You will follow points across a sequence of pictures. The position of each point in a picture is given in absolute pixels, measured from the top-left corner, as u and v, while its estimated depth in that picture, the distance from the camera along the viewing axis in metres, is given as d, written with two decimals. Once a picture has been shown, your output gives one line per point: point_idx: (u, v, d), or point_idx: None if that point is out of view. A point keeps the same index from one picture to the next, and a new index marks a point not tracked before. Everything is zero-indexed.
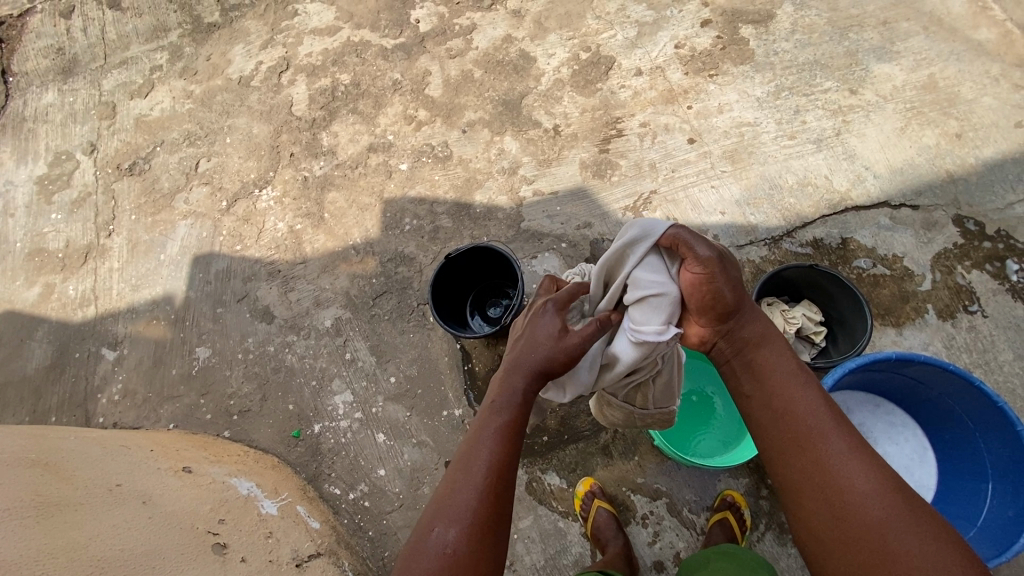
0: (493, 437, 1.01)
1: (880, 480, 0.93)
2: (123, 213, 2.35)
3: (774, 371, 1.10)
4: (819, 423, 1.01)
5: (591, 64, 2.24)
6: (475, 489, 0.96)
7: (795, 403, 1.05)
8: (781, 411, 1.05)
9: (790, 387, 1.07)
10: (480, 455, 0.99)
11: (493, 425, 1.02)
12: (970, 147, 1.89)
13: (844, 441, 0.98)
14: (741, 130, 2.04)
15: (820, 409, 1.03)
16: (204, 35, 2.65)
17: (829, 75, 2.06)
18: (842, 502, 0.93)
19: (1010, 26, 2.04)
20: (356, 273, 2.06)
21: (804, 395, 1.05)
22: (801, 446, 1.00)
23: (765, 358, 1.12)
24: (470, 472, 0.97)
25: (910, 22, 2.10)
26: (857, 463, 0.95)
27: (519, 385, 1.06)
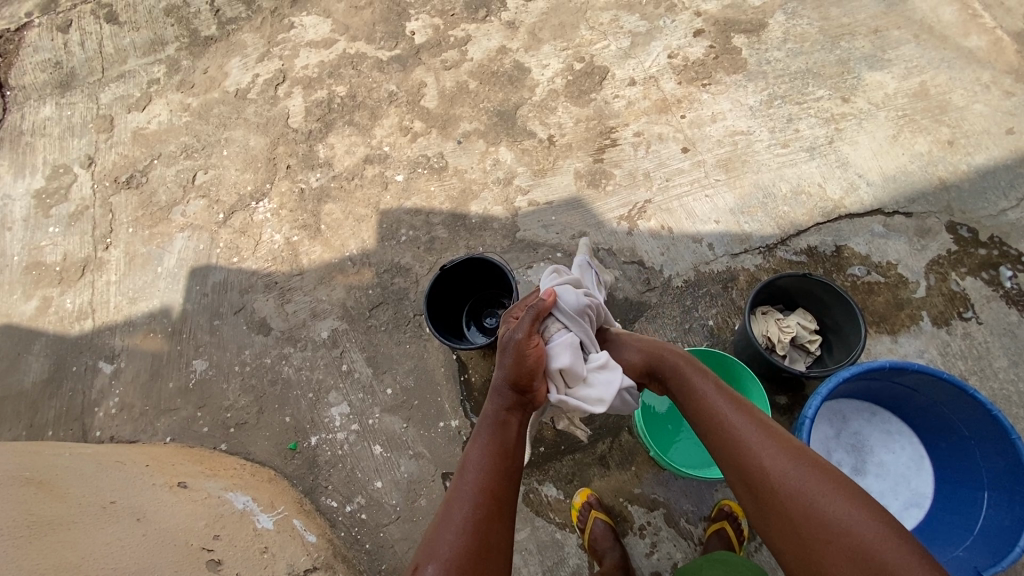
0: (476, 467, 1.08)
1: (807, 469, 0.97)
2: (121, 226, 2.36)
3: (698, 394, 1.15)
4: (744, 433, 1.04)
5: (585, 74, 2.26)
6: (461, 515, 1.00)
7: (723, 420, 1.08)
8: (714, 430, 1.09)
9: (714, 404, 1.11)
10: (462, 485, 1.05)
11: (480, 460, 1.08)
12: (962, 154, 1.90)
13: (769, 442, 1.02)
14: (734, 138, 2.05)
15: (743, 418, 1.07)
16: (201, 48, 2.67)
17: (822, 83, 2.08)
18: (786, 507, 0.95)
19: (1000, 34, 2.06)
20: (353, 284, 2.07)
21: (728, 409, 1.09)
22: (739, 458, 1.03)
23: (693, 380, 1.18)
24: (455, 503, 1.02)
25: (901, 30, 2.11)
26: (783, 460, 0.99)
27: (495, 413, 1.17)
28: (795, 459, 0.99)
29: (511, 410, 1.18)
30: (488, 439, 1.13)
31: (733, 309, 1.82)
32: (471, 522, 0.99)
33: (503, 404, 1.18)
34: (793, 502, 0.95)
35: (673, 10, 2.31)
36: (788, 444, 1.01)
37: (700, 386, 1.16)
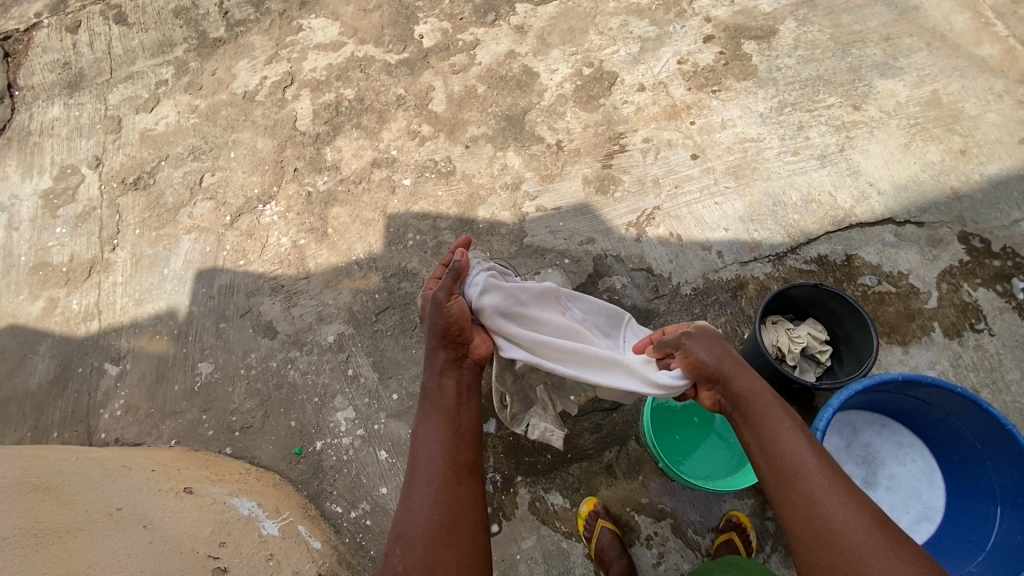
0: (427, 437, 1.15)
1: (870, 521, 0.96)
2: (127, 228, 2.36)
3: (765, 415, 1.13)
4: (809, 467, 1.03)
5: (594, 80, 2.25)
6: (422, 481, 1.09)
7: (788, 448, 1.07)
8: (773, 456, 1.08)
9: (783, 431, 1.09)
10: (419, 456, 1.13)
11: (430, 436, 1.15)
12: (974, 163, 1.88)
13: (836, 483, 1.01)
14: (744, 146, 2.04)
15: (810, 451, 1.05)
16: (210, 50, 2.67)
17: (833, 91, 2.06)
18: (837, 546, 0.95)
19: (1013, 43, 2.04)
20: (359, 288, 2.06)
21: (796, 439, 1.08)
22: (794, 489, 1.02)
23: (756, 403, 1.16)
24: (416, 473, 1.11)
25: (913, 38, 2.10)
26: (846, 504, 0.98)
27: (432, 381, 1.24)
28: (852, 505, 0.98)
29: (446, 370, 1.26)
30: (432, 407, 1.20)
31: (742, 318, 1.81)
32: (434, 487, 1.08)
33: (438, 370, 1.26)
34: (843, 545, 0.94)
35: (682, 15, 2.30)
36: (854, 491, 1.00)
37: (769, 411, 1.13)
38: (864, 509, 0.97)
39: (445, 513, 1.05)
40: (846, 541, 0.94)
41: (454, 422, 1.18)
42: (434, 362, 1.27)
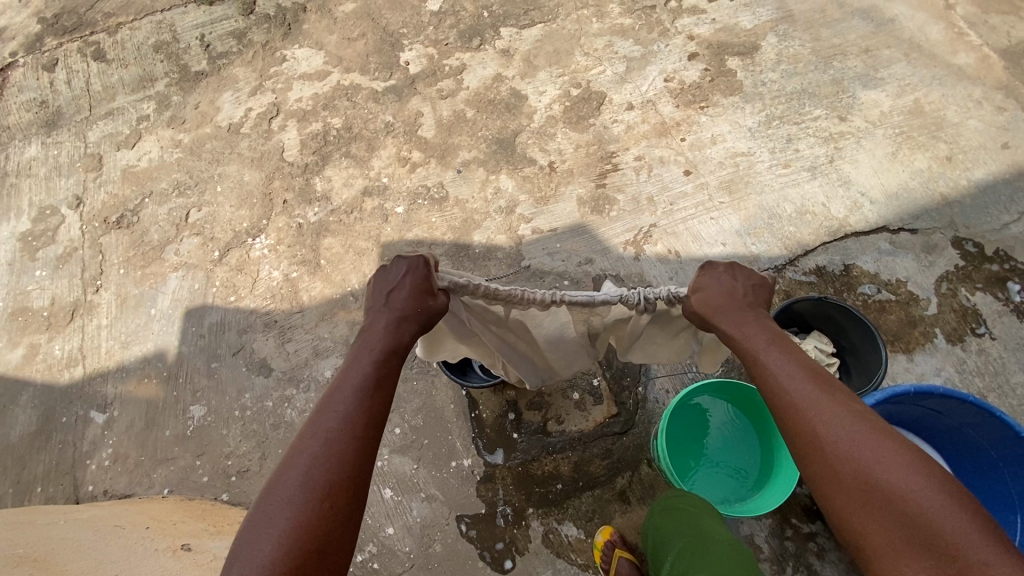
0: (337, 405, 0.98)
1: (868, 433, 0.89)
2: (111, 267, 2.29)
3: (760, 346, 1.06)
4: (800, 394, 0.97)
5: (583, 100, 2.26)
6: (316, 448, 0.91)
7: (778, 381, 1.01)
8: (768, 392, 1.02)
9: (772, 360, 1.03)
10: (320, 422, 0.95)
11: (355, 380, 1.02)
12: (961, 169, 1.91)
13: (828, 405, 0.94)
14: (736, 160, 2.05)
15: (801, 377, 0.99)
16: (192, 83, 2.64)
17: (818, 103, 2.09)
18: (839, 464, 0.88)
19: (988, 50, 2.09)
20: (355, 320, 2.01)
21: (783, 368, 1.01)
22: (793, 423, 0.96)
23: (749, 333, 1.09)
24: (311, 433, 0.93)
25: (892, 49, 2.14)
26: (841, 420, 0.91)
27: (372, 349, 1.08)
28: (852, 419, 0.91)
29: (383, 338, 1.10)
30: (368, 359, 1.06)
31: None
32: (329, 459, 0.90)
33: (386, 344, 1.09)
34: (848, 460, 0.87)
35: (665, 34, 2.33)
36: (853, 409, 0.93)
37: (761, 341, 1.07)
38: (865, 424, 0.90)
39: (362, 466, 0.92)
40: (852, 456, 0.88)
41: (374, 397, 1.01)
42: (381, 333, 1.10)
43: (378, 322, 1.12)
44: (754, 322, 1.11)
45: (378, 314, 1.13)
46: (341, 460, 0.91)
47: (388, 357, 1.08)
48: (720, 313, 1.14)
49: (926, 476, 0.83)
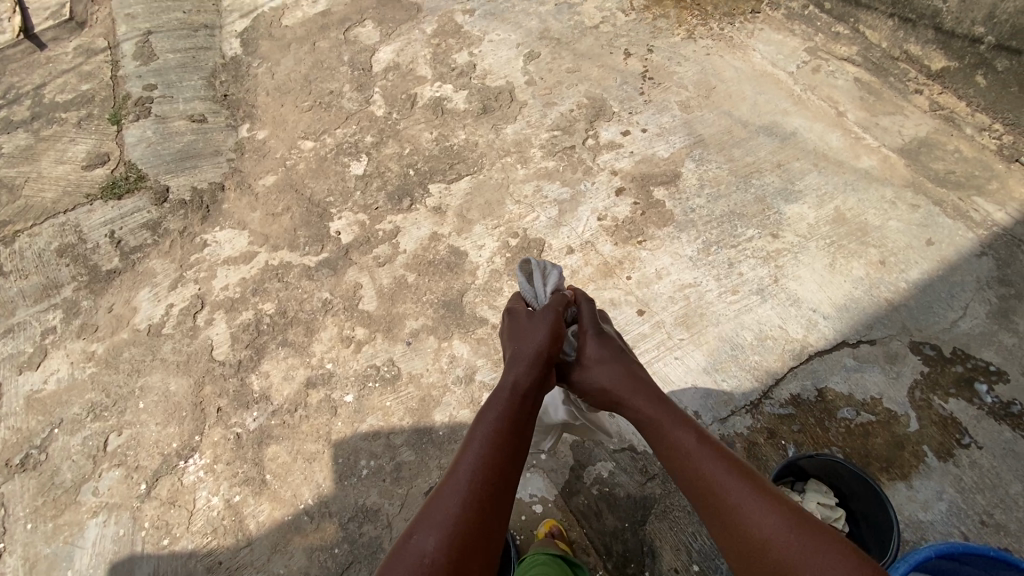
0: (477, 446, 1.05)
1: (785, 526, 0.95)
2: (15, 524, 1.94)
3: (663, 415, 1.18)
4: (719, 478, 1.04)
5: (523, 250, 2.23)
6: (457, 499, 0.97)
7: (692, 461, 1.09)
8: (686, 475, 1.09)
9: (683, 438, 1.12)
10: (462, 464, 1.02)
11: (488, 426, 1.09)
12: (896, 272, 1.97)
13: (746, 490, 1.01)
14: (685, 293, 2.04)
15: (716, 457, 1.07)
16: (103, 283, 2.43)
17: (748, 223, 2.15)
18: (760, 543, 0.96)
19: (887, 151, 2.23)
20: (314, 544, 1.77)
21: (694, 448, 1.10)
22: (718, 503, 1.02)
23: (649, 403, 1.21)
24: (455, 475, 1.01)
25: (801, 161, 2.26)
26: (762, 508, 0.98)
27: (498, 404, 1.14)
28: (767, 503, 0.99)
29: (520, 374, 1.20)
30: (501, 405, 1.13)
31: None
32: (461, 511, 0.95)
33: (519, 380, 1.19)
34: (767, 540, 0.95)
35: (590, 173, 2.38)
36: (767, 492, 1.01)
37: (663, 411, 1.19)
38: (777, 504, 0.99)
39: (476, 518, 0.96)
40: (767, 536, 0.96)
41: (507, 450, 1.07)
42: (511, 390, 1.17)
43: (524, 355, 1.24)
44: (642, 386, 1.25)
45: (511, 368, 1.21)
46: (470, 514, 0.96)
47: (516, 414, 1.13)
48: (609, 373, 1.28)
49: (838, 554, 0.90)
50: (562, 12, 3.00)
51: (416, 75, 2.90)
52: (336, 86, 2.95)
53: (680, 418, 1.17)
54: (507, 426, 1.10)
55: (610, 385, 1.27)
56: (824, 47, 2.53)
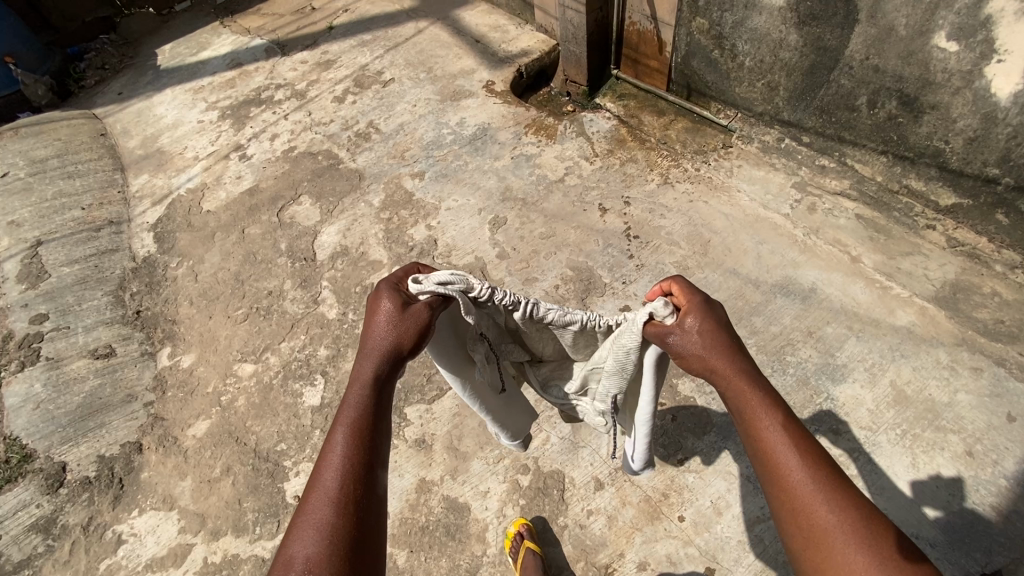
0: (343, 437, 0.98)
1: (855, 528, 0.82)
2: None
3: (733, 374, 0.98)
4: (796, 474, 0.88)
5: (540, 491, 1.76)
6: (334, 487, 0.92)
7: (766, 436, 0.92)
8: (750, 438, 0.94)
9: (759, 405, 0.94)
10: (333, 457, 0.95)
11: (353, 405, 1.01)
12: (990, 464, 1.65)
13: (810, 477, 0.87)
14: (756, 530, 1.61)
15: (793, 444, 0.90)
16: None
17: (800, 417, 1.80)
18: (815, 531, 0.84)
19: (921, 301, 1.99)
20: None
21: (777, 427, 0.92)
22: (775, 485, 0.90)
23: (722, 365, 0.99)
24: (328, 468, 0.94)
25: (833, 325, 1.98)
26: (825, 501, 0.85)
27: (367, 375, 1.04)
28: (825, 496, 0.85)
29: (379, 353, 1.06)
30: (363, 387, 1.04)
31: None
32: (335, 503, 0.90)
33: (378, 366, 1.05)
34: (819, 525, 0.84)
35: None
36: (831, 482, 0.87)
37: (736, 373, 0.98)
38: (844, 501, 0.85)
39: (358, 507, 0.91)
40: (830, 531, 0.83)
41: (375, 426, 1.00)
42: (382, 357, 1.06)
43: (382, 343, 1.07)
44: (722, 346, 1.01)
45: (375, 331, 1.08)
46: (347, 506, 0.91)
47: (385, 383, 1.05)
48: (685, 335, 1.04)
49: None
50: (520, 166, 2.75)
51: (369, 259, 2.52)
52: (275, 283, 2.51)
53: (754, 379, 0.97)
54: (372, 400, 1.02)
55: (695, 341, 1.02)
56: (811, 184, 2.34)
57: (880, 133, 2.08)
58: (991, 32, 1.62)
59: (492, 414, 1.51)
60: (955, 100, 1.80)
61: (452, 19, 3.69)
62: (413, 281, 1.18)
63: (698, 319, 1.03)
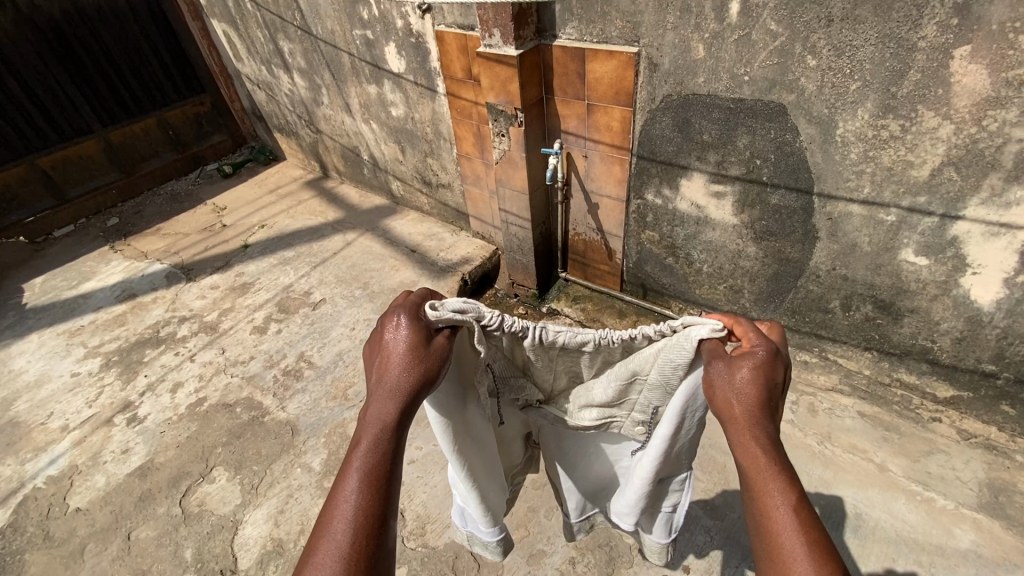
0: (351, 499, 0.78)
1: None
2: None
3: (751, 435, 0.84)
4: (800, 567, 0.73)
5: None
6: (335, 563, 0.73)
7: (773, 512, 0.79)
8: (752, 498, 0.82)
9: (766, 473, 0.82)
10: (340, 520, 0.76)
11: (369, 451, 0.82)
12: None
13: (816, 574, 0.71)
14: None
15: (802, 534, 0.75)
16: None
17: None
18: None
19: (971, 512, 1.79)
20: None
21: (784, 504, 0.79)
22: (766, 547, 0.77)
23: (743, 418, 0.86)
24: (333, 524, 0.76)
25: (899, 562, 1.70)
26: None
27: (386, 415, 0.85)
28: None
29: (397, 387, 0.87)
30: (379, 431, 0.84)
31: None
32: None
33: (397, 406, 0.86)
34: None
35: None
36: None
37: (756, 437, 0.84)
38: None
39: None
40: None
41: (395, 479, 0.81)
42: (404, 398, 0.86)
43: (401, 379, 0.87)
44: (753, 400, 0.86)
45: (392, 364, 0.88)
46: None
47: (406, 428, 0.85)
48: (712, 380, 0.91)
49: None
50: None
51: None
52: None
53: (776, 451, 0.83)
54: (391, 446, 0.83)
55: (721, 380, 0.89)
56: (800, 383, 2.23)
57: (862, 332, 2.05)
58: (960, 249, 1.66)
59: (480, 479, 1.19)
60: (936, 304, 1.80)
61: (382, 228, 3.58)
62: (429, 306, 0.98)
63: (743, 361, 0.88)
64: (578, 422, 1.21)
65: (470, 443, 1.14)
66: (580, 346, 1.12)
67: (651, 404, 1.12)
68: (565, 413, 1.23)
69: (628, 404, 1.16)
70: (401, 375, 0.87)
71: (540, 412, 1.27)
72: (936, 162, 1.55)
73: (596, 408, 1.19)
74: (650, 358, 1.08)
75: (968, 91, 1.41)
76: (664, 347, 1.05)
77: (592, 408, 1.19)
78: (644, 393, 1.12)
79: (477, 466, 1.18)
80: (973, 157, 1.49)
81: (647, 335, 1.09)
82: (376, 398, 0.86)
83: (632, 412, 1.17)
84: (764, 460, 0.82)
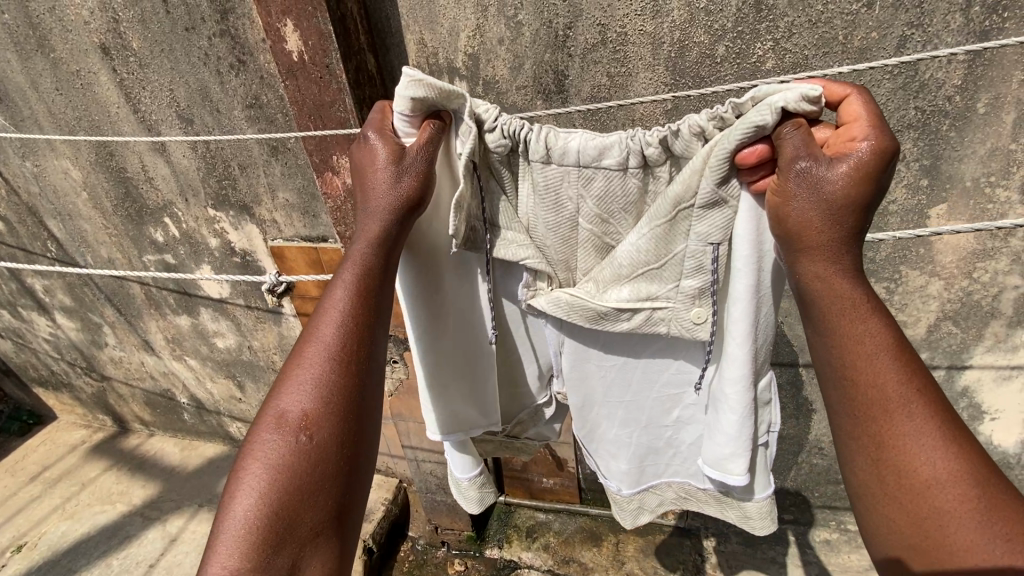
0: (338, 306, 0.83)
1: (953, 460, 0.70)
2: None
3: (832, 254, 0.73)
4: (889, 386, 0.72)
5: None
6: (324, 363, 0.81)
7: (862, 334, 0.73)
8: (827, 319, 0.75)
9: (858, 305, 0.73)
10: (330, 322, 0.83)
11: (358, 258, 0.84)
12: None
13: (902, 389, 0.72)
14: None
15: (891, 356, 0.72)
16: None
17: None
18: (890, 456, 0.71)
19: None
20: None
21: (875, 325, 0.73)
22: (855, 385, 0.74)
23: (829, 242, 0.72)
24: (326, 326, 0.83)
25: None
26: (928, 433, 0.70)
27: (378, 230, 0.84)
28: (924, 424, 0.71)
29: (383, 204, 0.83)
30: (368, 240, 0.84)
31: None
32: (326, 387, 0.80)
33: (390, 222, 0.83)
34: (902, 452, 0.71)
35: None
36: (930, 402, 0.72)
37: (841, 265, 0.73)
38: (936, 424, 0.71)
39: (347, 389, 0.80)
40: (932, 479, 0.69)
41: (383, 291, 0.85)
42: (392, 212, 0.83)
43: (385, 196, 0.82)
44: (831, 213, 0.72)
45: (376, 179, 0.83)
46: (343, 365, 0.81)
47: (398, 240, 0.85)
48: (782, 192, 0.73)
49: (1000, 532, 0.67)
50: None
51: None
52: None
53: (857, 274, 0.74)
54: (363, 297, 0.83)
55: (803, 187, 0.71)
56: (837, 574, 1.81)
57: None
58: (973, 398, 1.47)
59: (447, 376, 1.08)
60: None
61: None
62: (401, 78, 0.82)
63: (839, 163, 0.70)
64: (605, 305, 0.91)
65: (441, 320, 1.02)
66: (599, 163, 0.84)
67: (709, 241, 0.83)
68: (591, 307, 0.92)
69: (672, 254, 0.87)
70: (387, 190, 0.82)
71: (553, 300, 0.93)
72: (931, 318, 1.36)
73: (633, 277, 0.89)
74: (695, 169, 0.80)
75: (951, 247, 1.26)
76: (711, 148, 0.77)
77: (624, 284, 0.90)
78: (693, 229, 0.84)
79: (445, 354, 1.05)
80: (969, 309, 1.33)
81: (691, 131, 0.79)
82: (365, 211, 0.85)
83: (678, 277, 0.88)
84: (848, 283, 0.73)
